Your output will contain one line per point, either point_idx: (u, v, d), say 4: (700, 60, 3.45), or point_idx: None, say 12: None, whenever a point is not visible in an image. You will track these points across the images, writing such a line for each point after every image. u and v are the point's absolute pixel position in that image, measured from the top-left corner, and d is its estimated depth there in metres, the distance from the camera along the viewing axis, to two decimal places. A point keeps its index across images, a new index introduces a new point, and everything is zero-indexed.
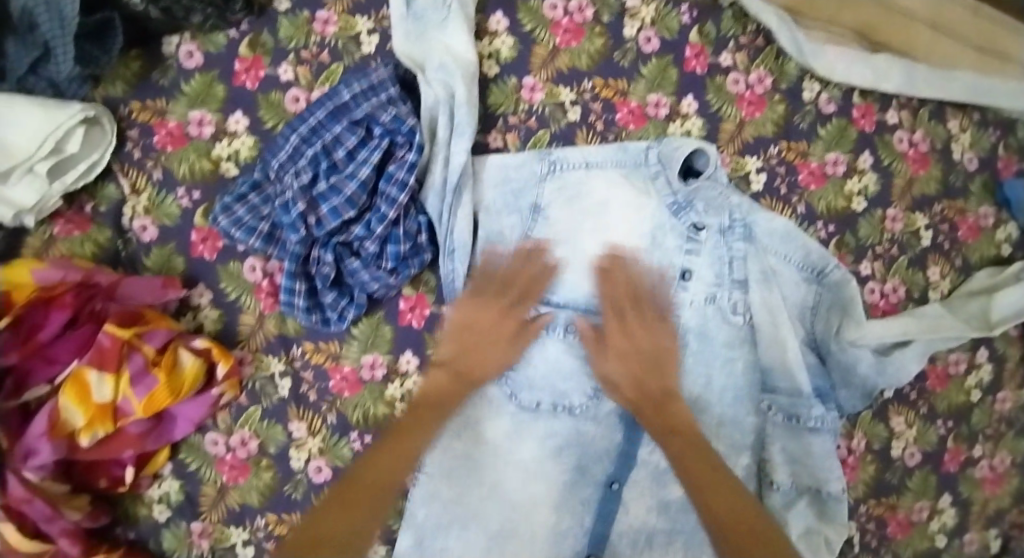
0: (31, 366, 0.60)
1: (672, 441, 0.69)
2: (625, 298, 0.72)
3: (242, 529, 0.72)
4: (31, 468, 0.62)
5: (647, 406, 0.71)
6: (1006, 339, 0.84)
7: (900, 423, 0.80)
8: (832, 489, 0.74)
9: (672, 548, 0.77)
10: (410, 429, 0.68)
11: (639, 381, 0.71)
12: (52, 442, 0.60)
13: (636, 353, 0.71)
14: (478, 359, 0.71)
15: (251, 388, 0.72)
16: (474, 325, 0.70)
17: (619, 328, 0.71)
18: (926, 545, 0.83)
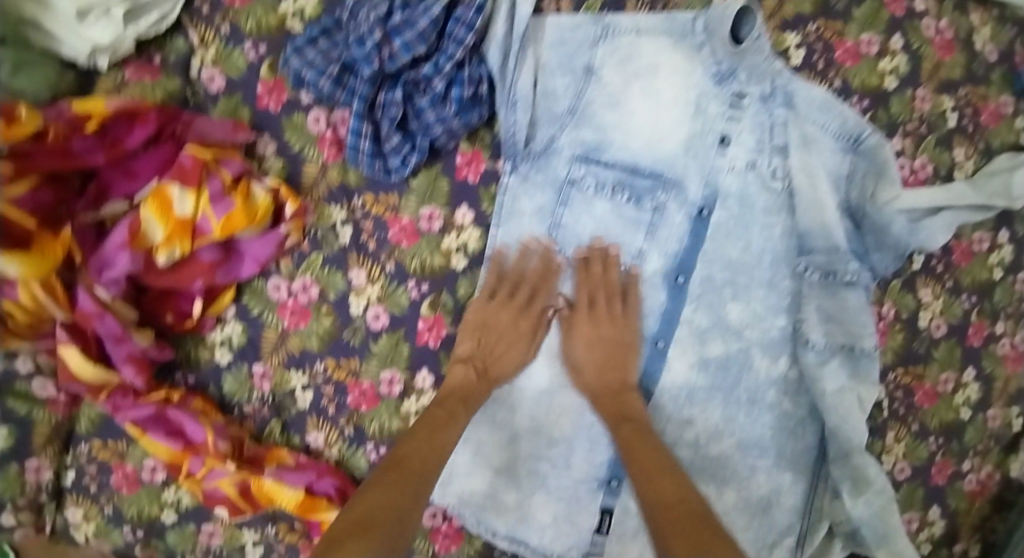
0: (112, 178, 0.63)
1: (620, 426, 0.73)
2: (602, 291, 0.77)
3: (302, 373, 0.76)
4: (104, 284, 0.63)
5: (606, 394, 0.76)
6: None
7: (927, 295, 0.84)
8: (866, 345, 0.78)
9: (712, 403, 0.80)
10: (445, 419, 0.70)
11: (602, 371, 0.76)
12: (132, 252, 0.62)
13: (602, 341, 0.76)
14: (498, 353, 0.75)
15: (313, 236, 0.74)
16: (492, 321, 0.75)
17: (587, 316, 0.76)
18: (952, 416, 0.86)
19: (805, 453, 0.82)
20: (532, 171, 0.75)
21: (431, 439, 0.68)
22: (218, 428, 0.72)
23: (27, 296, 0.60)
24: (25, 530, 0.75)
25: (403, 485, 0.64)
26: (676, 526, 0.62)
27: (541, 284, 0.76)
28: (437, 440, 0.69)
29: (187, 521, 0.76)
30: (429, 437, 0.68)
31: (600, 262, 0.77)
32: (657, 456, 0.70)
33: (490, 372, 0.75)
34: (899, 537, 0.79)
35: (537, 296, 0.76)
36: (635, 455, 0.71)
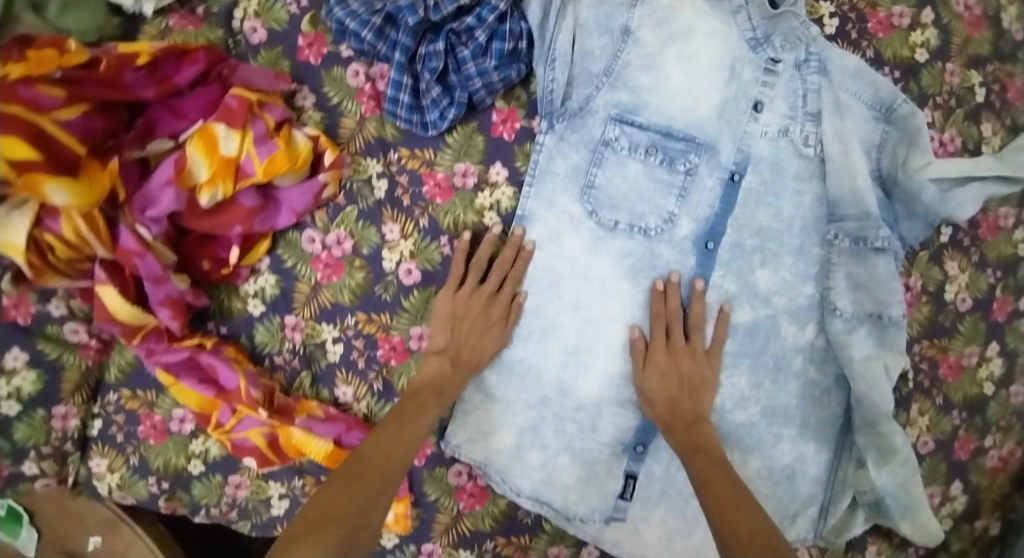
0: (158, 116, 0.64)
1: (695, 457, 0.72)
2: (676, 321, 0.77)
3: (333, 326, 0.75)
4: (145, 222, 0.63)
5: (678, 423, 0.75)
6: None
7: (953, 268, 0.84)
8: (894, 313, 0.77)
9: (738, 369, 0.80)
10: (412, 413, 0.70)
11: (676, 401, 0.75)
12: (176, 191, 0.62)
13: (677, 373, 0.76)
14: (471, 342, 0.74)
15: (349, 190, 0.74)
16: (462, 311, 0.74)
17: (665, 350, 0.76)
18: (975, 391, 0.86)
19: (831, 423, 0.82)
20: (568, 130, 0.76)
21: (398, 433, 0.68)
22: (251, 374, 0.72)
23: (70, 230, 0.60)
24: (48, 480, 0.74)
25: (368, 480, 0.64)
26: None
27: (513, 267, 0.75)
28: (407, 431, 0.69)
29: (213, 473, 0.75)
30: (397, 435, 0.68)
31: (675, 295, 0.77)
32: (731, 488, 0.68)
33: (463, 360, 0.74)
34: (922, 506, 0.79)
35: (505, 283, 0.75)
36: (710, 486, 0.68)
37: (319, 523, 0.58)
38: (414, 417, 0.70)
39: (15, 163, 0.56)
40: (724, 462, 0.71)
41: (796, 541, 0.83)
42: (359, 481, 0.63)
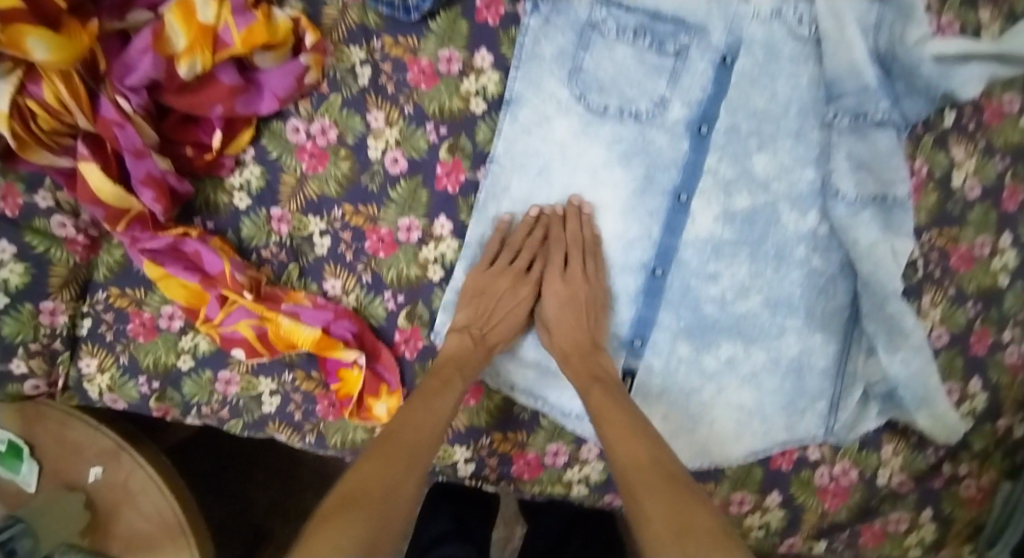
0: None
1: (591, 388, 0.69)
2: (577, 248, 0.75)
3: (320, 219, 0.74)
4: (125, 92, 0.64)
5: (574, 353, 0.73)
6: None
7: (961, 153, 0.80)
8: (899, 193, 0.74)
9: (738, 258, 0.77)
10: (439, 388, 0.67)
11: (570, 330, 0.73)
12: (155, 56, 0.63)
13: (573, 300, 0.74)
14: (492, 321, 0.74)
15: (332, 78, 0.73)
16: (488, 289, 0.74)
17: (560, 276, 0.74)
18: (990, 283, 0.81)
19: (837, 314, 0.79)
20: (554, 13, 0.73)
21: (419, 413, 0.64)
22: (236, 261, 0.71)
23: (51, 95, 0.61)
24: (37, 381, 0.72)
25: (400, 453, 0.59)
26: (654, 489, 0.55)
27: (543, 248, 0.75)
28: (430, 409, 0.65)
29: (203, 368, 0.74)
30: (417, 416, 0.63)
31: (574, 219, 0.74)
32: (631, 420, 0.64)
33: (487, 336, 0.73)
34: (939, 398, 0.76)
35: (534, 263, 0.75)
36: (605, 416, 0.65)
37: (353, 500, 0.53)
38: (440, 392, 0.67)
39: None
40: (619, 391, 0.69)
41: (806, 437, 0.80)
42: (385, 462, 0.57)
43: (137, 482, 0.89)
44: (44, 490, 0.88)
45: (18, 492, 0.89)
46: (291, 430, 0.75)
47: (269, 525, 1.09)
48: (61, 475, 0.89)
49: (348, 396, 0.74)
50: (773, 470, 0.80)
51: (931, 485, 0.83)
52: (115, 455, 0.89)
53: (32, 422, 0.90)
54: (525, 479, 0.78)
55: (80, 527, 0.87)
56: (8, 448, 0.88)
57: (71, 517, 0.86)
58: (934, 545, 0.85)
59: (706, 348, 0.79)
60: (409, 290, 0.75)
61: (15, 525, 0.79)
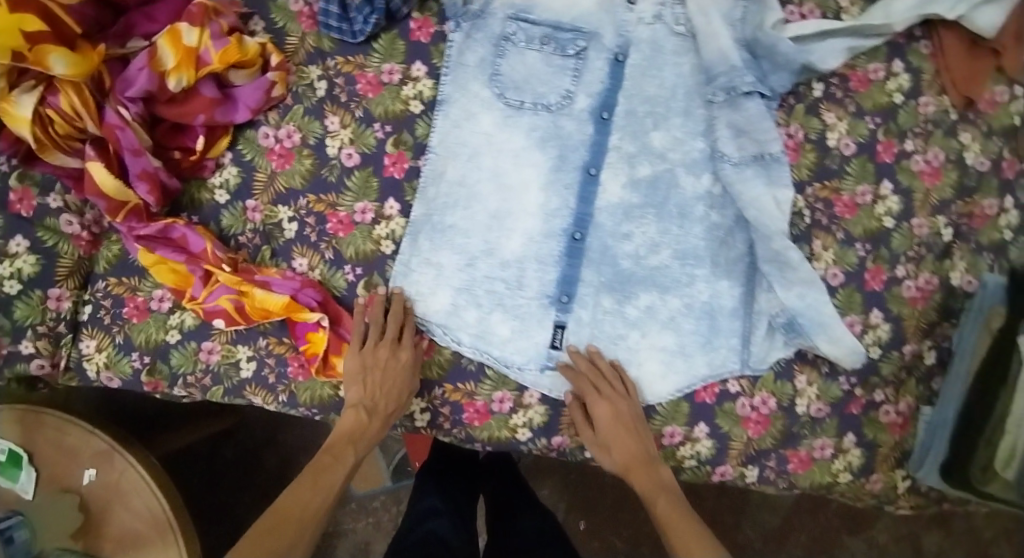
0: (136, 21, 0.82)
1: (657, 497, 0.78)
2: (598, 376, 0.85)
3: (288, 208, 0.88)
4: (126, 103, 0.81)
5: (635, 466, 0.81)
6: (919, 55, 0.96)
7: (831, 118, 0.94)
8: (774, 151, 0.89)
9: (646, 219, 0.91)
10: (328, 463, 0.78)
11: (628, 446, 0.82)
12: (149, 73, 0.80)
13: (618, 420, 0.83)
14: (383, 391, 0.82)
15: (295, 93, 0.89)
16: (372, 364, 0.82)
17: (602, 402, 0.84)
18: (876, 226, 0.93)
19: (738, 260, 0.91)
20: (473, 29, 0.90)
21: (313, 485, 0.75)
22: (216, 242, 0.85)
23: (67, 105, 0.78)
24: (43, 360, 0.83)
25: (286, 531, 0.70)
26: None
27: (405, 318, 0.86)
28: (322, 483, 0.76)
29: (188, 340, 0.86)
30: (313, 486, 0.75)
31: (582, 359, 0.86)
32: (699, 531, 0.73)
33: (374, 407, 0.82)
34: (834, 323, 0.87)
35: (403, 331, 0.86)
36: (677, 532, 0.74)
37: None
38: (330, 468, 0.77)
39: (30, 35, 0.73)
40: (682, 501, 0.78)
41: (724, 371, 0.90)
42: (273, 536, 0.69)
43: (127, 482, 0.92)
44: (42, 495, 0.91)
45: (16, 498, 0.92)
46: (265, 391, 0.86)
47: None
48: (57, 479, 0.92)
49: (314, 355, 0.85)
50: (698, 403, 0.91)
51: (850, 412, 0.92)
52: (108, 458, 0.92)
53: (32, 429, 0.93)
54: (476, 425, 0.89)
55: (72, 529, 0.90)
56: (8, 457, 0.91)
57: (65, 519, 0.90)
58: (862, 471, 0.92)
59: (627, 299, 0.90)
60: (365, 264, 0.88)
61: (12, 516, 0.87)
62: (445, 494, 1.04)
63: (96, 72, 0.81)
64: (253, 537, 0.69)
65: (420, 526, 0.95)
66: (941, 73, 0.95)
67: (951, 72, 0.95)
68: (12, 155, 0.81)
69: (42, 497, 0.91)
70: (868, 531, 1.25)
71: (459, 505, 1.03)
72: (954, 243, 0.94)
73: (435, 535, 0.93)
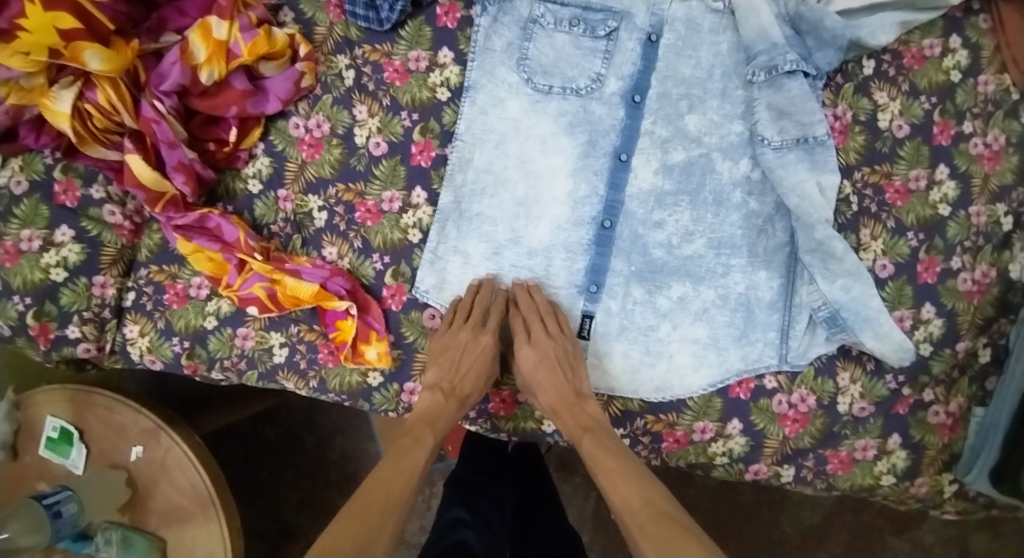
0: (168, 14, 0.85)
1: (583, 437, 0.77)
2: (526, 311, 0.83)
3: (318, 198, 0.89)
4: (161, 96, 0.84)
5: (561, 406, 0.79)
6: (978, 30, 0.89)
7: (883, 97, 0.89)
8: (818, 134, 0.84)
9: (680, 207, 0.87)
10: (410, 444, 0.77)
11: (554, 386, 0.80)
12: (182, 66, 0.82)
13: (545, 359, 0.81)
14: (461, 371, 0.81)
15: (324, 83, 0.90)
16: (449, 345, 0.82)
17: (527, 342, 0.82)
18: (930, 214, 0.87)
19: (777, 249, 0.87)
20: (500, 12, 0.89)
21: (396, 468, 0.74)
22: (249, 232, 0.86)
23: (104, 99, 0.82)
24: (89, 344, 0.87)
25: (372, 514, 0.68)
26: (653, 537, 0.65)
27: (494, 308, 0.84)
28: (405, 465, 0.75)
29: (224, 327, 0.88)
30: (394, 469, 0.74)
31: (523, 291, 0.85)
32: (622, 464, 0.73)
33: (454, 388, 0.81)
34: (881, 318, 0.81)
35: (490, 317, 0.84)
36: (603, 469, 0.73)
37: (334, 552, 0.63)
38: (413, 449, 0.76)
39: (64, 33, 0.77)
40: (609, 437, 0.77)
41: (760, 366, 0.86)
42: (359, 522, 0.67)
43: (173, 459, 0.95)
44: (91, 470, 0.96)
45: (68, 473, 0.97)
46: (297, 377, 0.88)
47: (298, 526, 1.21)
48: (106, 455, 0.97)
49: (343, 343, 0.85)
50: (733, 399, 0.87)
51: (897, 412, 0.87)
52: (153, 435, 0.96)
53: (84, 408, 0.98)
54: (502, 415, 0.90)
55: (121, 502, 0.95)
56: (60, 434, 0.97)
57: (114, 493, 0.94)
58: (907, 474, 0.88)
59: (659, 290, 0.87)
60: (393, 253, 0.88)
61: (63, 490, 0.93)
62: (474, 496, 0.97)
63: (133, 67, 0.84)
64: (340, 524, 0.66)
65: (448, 536, 0.86)
66: (1002, 48, 0.88)
67: (1012, 48, 0.88)
68: (56, 148, 0.85)
69: (91, 472, 0.96)
70: (912, 532, 1.19)
71: (488, 507, 0.96)
72: (1014, 233, 0.87)
73: (467, 546, 0.85)
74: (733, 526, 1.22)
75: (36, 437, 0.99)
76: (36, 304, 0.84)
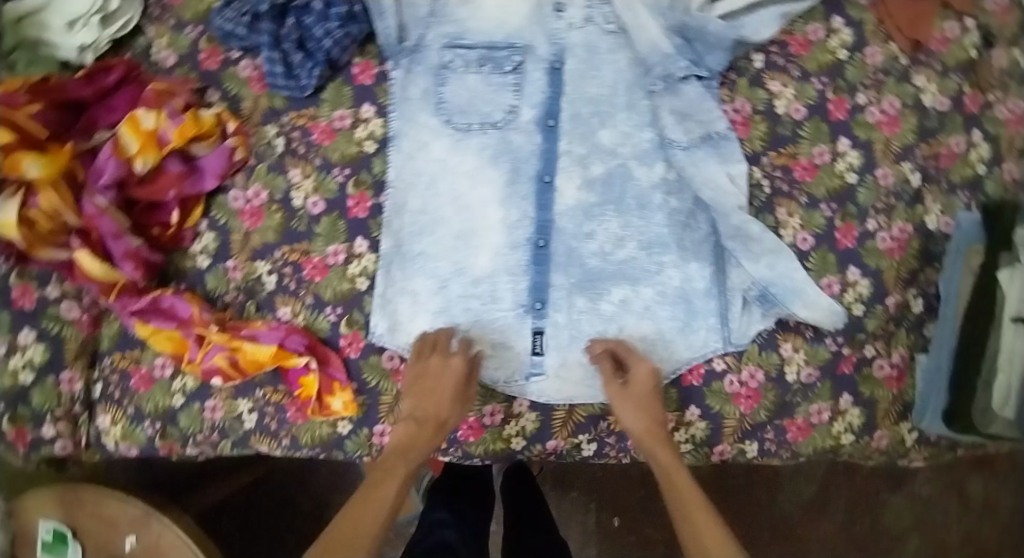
0: (98, 114, 0.91)
1: (675, 474, 0.81)
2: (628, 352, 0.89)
3: (266, 262, 0.93)
4: (101, 191, 0.87)
5: (659, 439, 0.83)
6: (858, 8, 0.98)
7: (776, 86, 0.96)
8: (720, 129, 0.93)
9: (607, 215, 0.92)
10: (383, 477, 0.81)
11: (653, 419, 0.84)
12: (116, 159, 0.87)
13: (649, 392, 0.85)
14: (433, 403, 0.84)
15: (256, 153, 0.94)
16: (425, 377, 0.85)
17: (639, 366, 0.87)
18: (838, 184, 0.94)
19: (701, 237, 0.92)
20: (412, 64, 0.94)
21: (367, 505, 0.80)
22: (203, 306, 0.90)
23: (47, 203, 0.85)
24: (64, 441, 0.91)
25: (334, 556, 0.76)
26: None
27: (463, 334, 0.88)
28: (376, 501, 0.80)
29: (192, 402, 0.91)
30: (363, 508, 0.80)
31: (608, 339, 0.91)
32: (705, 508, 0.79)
33: (429, 418, 0.84)
34: (808, 288, 0.88)
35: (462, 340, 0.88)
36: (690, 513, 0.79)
37: None
38: (384, 482, 0.81)
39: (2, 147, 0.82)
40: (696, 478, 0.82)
41: (707, 351, 0.91)
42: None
43: (166, 542, 0.97)
44: None
45: None
46: (269, 439, 0.91)
47: None
48: (102, 548, 0.98)
49: (309, 397, 0.89)
50: (687, 387, 0.92)
51: (844, 371, 0.91)
52: (144, 521, 0.98)
53: (72, 505, 1.00)
54: (472, 441, 0.93)
55: None
56: (54, 536, 0.98)
57: None
58: (866, 430, 0.92)
59: (600, 296, 0.92)
60: (344, 303, 0.92)
61: None
62: (455, 503, 1.06)
63: (70, 167, 0.87)
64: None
65: (430, 536, 0.97)
66: (884, 20, 0.97)
67: (893, 18, 0.97)
68: (8, 256, 0.88)
69: None
70: (908, 486, 1.27)
71: (467, 511, 1.06)
72: (924, 188, 0.94)
73: (448, 545, 0.95)
74: (736, 513, 1.29)
75: (31, 543, 1.00)
76: (9, 409, 0.89)
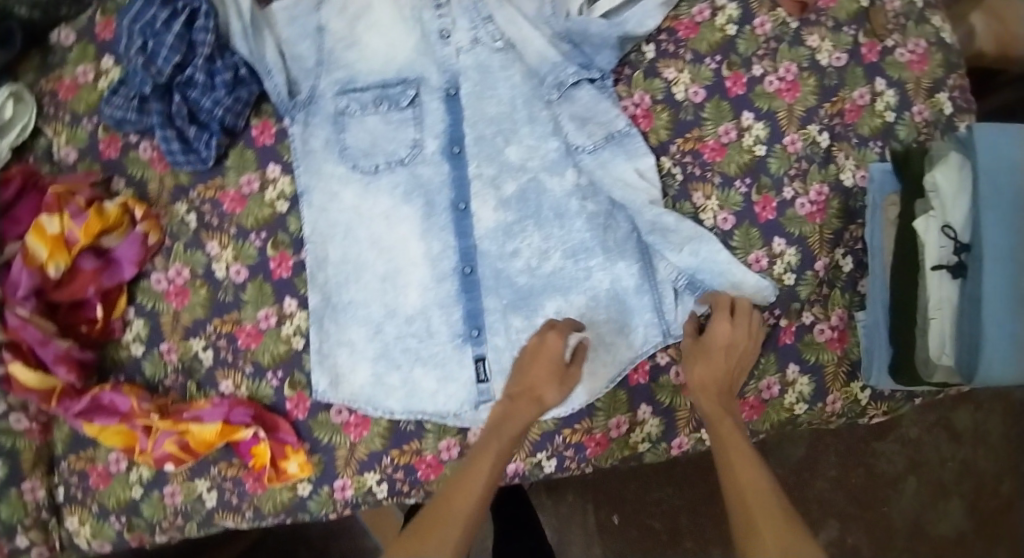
0: (4, 227, 0.89)
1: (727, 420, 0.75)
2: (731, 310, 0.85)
3: (200, 338, 0.93)
4: (20, 303, 0.86)
5: (716, 393, 0.79)
6: None
7: (671, 73, 0.96)
8: (621, 127, 0.92)
9: (528, 231, 0.92)
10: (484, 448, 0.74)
11: (721, 370, 0.80)
12: (29, 269, 0.86)
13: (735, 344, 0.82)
14: (534, 373, 0.78)
15: (171, 233, 0.95)
16: (534, 352, 0.80)
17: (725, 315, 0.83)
18: (748, 158, 0.94)
19: (625, 237, 0.92)
20: (308, 116, 0.94)
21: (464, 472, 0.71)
22: (142, 395, 0.90)
23: None
24: (40, 547, 0.90)
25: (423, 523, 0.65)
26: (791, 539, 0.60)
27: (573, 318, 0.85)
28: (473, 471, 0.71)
29: (151, 491, 0.92)
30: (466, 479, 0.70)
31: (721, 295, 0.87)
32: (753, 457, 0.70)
33: (534, 393, 0.77)
34: (733, 267, 0.88)
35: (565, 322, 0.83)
36: (736, 459, 0.70)
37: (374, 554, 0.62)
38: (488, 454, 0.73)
39: None
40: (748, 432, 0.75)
41: (648, 346, 0.92)
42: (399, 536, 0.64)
43: None
44: None
45: None
46: (233, 513, 0.92)
47: None
48: None
49: (263, 466, 0.89)
50: (634, 386, 0.93)
51: (784, 342, 0.93)
52: None
53: None
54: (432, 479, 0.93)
55: None
56: None
57: None
58: (817, 396, 0.94)
59: (535, 312, 0.92)
60: (284, 365, 0.93)
61: None
62: None
63: None
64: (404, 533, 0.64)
65: None
66: None
67: None
68: None
69: None
70: (896, 431, 1.28)
71: None
72: (833, 148, 0.94)
73: None
74: None
75: None
76: None
